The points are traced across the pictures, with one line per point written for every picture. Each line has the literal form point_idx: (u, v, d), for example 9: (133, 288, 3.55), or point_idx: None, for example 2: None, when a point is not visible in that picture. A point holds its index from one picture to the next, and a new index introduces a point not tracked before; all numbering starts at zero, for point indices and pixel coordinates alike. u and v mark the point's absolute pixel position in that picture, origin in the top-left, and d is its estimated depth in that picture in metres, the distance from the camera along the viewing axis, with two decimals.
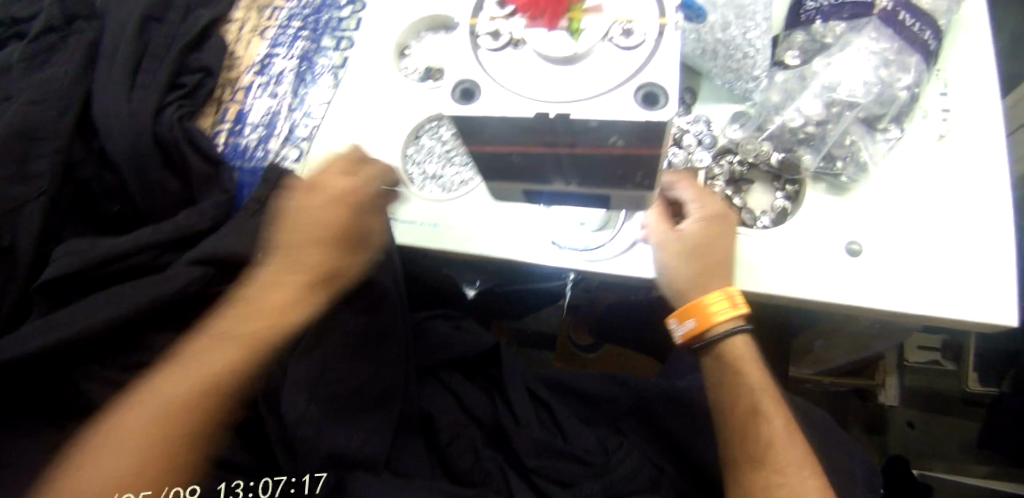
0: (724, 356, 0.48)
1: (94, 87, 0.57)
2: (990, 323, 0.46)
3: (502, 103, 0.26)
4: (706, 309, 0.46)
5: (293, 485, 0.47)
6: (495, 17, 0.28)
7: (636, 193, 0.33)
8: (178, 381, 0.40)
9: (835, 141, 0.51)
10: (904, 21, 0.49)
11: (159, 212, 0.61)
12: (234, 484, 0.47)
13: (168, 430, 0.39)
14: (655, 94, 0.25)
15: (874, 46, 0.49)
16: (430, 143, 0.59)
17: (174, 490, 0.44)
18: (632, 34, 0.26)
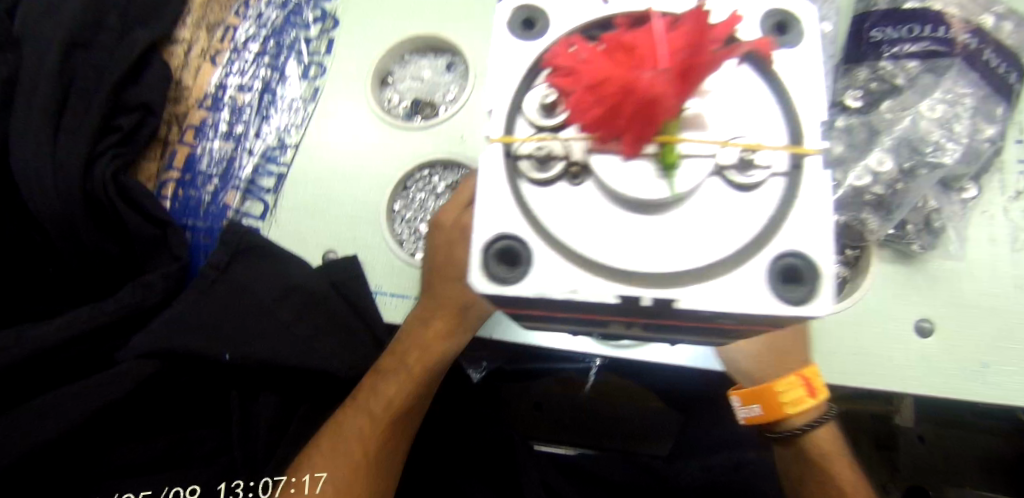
0: (802, 451, 0.42)
1: (11, 140, 0.45)
2: None
3: (567, 280, 0.17)
4: (775, 398, 0.37)
5: (292, 484, 0.41)
6: (540, 134, 0.19)
7: (721, 338, 0.25)
8: (347, 430, 0.42)
9: (911, 205, 0.42)
10: (990, 62, 0.43)
11: (94, 285, 0.49)
12: (234, 484, 0.43)
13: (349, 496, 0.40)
14: (795, 270, 0.17)
15: (954, 94, 0.43)
16: (419, 195, 0.49)
17: (177, 489, 0.42)
18: (752, 168, 0.18)
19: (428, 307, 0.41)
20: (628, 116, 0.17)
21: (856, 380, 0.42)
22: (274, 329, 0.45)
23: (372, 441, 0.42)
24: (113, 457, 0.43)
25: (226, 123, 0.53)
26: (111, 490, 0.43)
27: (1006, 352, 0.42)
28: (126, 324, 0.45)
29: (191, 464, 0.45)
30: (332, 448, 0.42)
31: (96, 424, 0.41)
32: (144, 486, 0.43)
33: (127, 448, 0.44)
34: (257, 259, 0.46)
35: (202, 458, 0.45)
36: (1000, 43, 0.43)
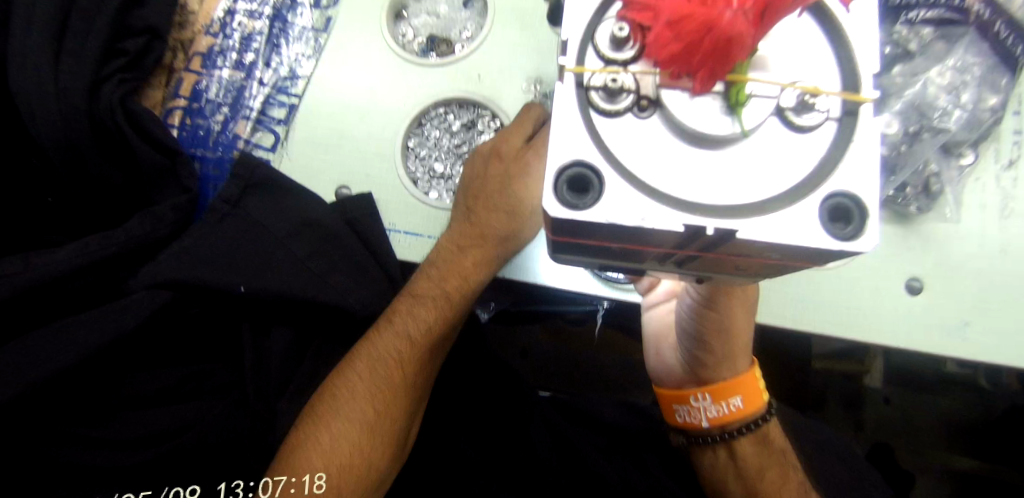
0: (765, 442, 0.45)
1: (12, 59, 0.43)
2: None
3: (636, 209, 0.18)
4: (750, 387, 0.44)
5: (292, 484, 0.39)
6: (610, 65, 0.20)
7: (750, 279, 0.26)
8: (377, 357, 0.43)
9: (914, 168, 0.45)
10: (999, 33, 0.45)
11: (102, 216, 0.48)
12: (234, 484, 0.43)
13: (379, 404, 0.43)
14: (846, 211, 0.18)
15: (966, 62, 0.45)
16: (434, 134, 0.49)
17: (177, 489, 0.42)
18: (810, 110, 0.19)
19: (470, 233, 0.43)
20: (705, 52, 0.18)
21: (846, 331, 0.45)
22: (285, 264, 0.45)
23: (406, 366, 0.43)
24: (128, 386, 0.44)
25: (236, 51, 0.51)
26: (131, 417, 0.44)
27: (976, 308, 0.46)
28: (131, 256, 0.44)
29: (206, 394, 0.45)
30: (367, 360, 0.43)
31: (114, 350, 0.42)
32: (161, 415, 0.44)
33: (145, 375, 0.44)
34: (269, 194, 0.46)
35: (215, 388, 0.46)
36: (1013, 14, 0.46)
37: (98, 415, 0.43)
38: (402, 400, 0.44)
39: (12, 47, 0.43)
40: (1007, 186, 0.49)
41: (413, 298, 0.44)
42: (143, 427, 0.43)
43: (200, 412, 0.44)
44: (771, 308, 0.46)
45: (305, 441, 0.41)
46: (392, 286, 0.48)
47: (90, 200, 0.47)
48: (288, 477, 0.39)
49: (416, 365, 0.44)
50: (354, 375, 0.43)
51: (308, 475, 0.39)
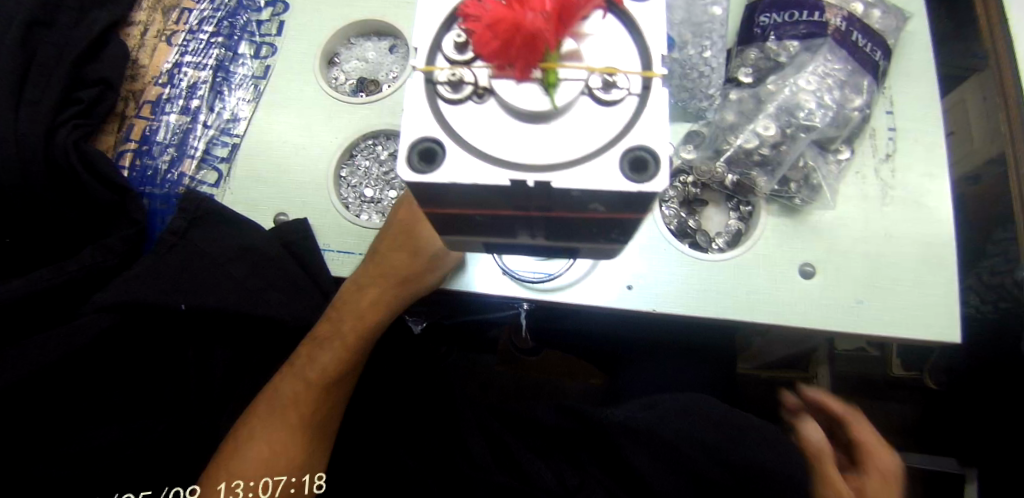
0: None
1: None
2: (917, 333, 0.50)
3: (471, 171, 0.22)
4: None
5: (292, 485, 0.43)
6: (453, 63, 0.24)
7: (609, 249, 0.30)
8: (287, 395, 0.45)
9: (791, 163, 0.50)
10: (856, 42, 0.51)
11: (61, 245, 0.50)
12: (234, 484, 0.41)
13: (301, 429, 0.44)
14: (643, 161, 0.22)
15: (827, 69, 0.50)
16: (364, 163, 0.53)
17: (177, 489, 0.42)
18: (613, 87, 0.23)
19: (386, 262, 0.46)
20: (518, 46, 0.23)
21: (756, 313, 0.49)
22: (224, 284, 0.46)
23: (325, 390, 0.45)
24: (77, 404, 0.43)
25: (183, 99, 0.56)
26: (72, 440, 0.42)
27: (869, 286, 0.51)
28: (80, 285, 0.45)
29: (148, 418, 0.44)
30: (283, 390, 0.45)
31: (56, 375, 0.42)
32: (104, 434, 0.42)
33: (81, 403, 0.43)
34: (212, 223, 0.48)
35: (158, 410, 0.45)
36: (864, 25, 0.52)
37: (44, 441, 0.41)
38: (322, 430, 0.46)
39: None
40: (885, 176, 0.55)
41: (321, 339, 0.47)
42: (89, 445, 0.41)
43: (145, 429, 0.43)
44: (679, 298, 0.49)
45: (229, 468, 0.42)
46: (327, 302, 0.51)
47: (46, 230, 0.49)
48: (288, 478, 0.43)
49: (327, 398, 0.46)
50: (271, 405, 0.45)
51: (308, 475, 0.44)
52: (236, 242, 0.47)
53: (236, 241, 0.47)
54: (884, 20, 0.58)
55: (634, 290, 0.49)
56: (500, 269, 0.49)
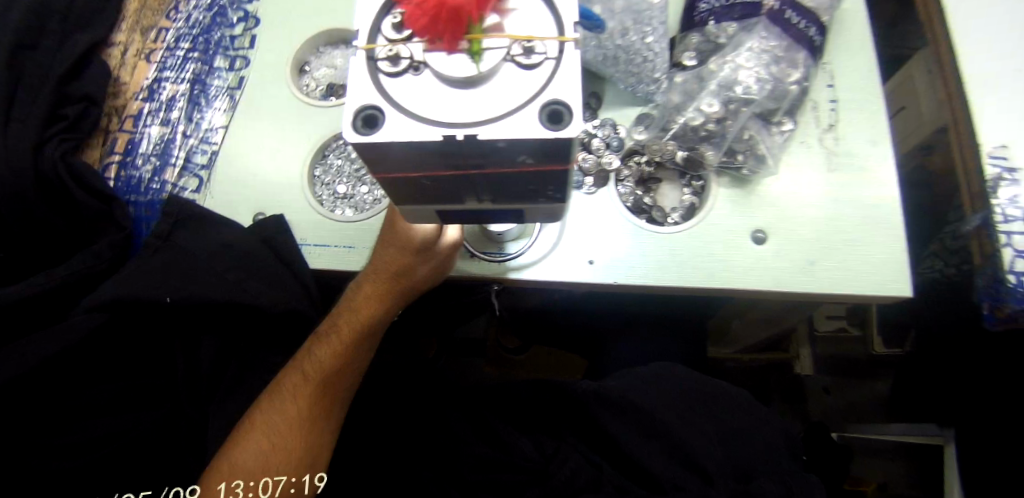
0: None
1: None
2: (878, 290, 0.51)
3: (408, 132, 0.25)
4: None
5: (292, 485, 0.44)
6: (391, 40, 0.27)
7: (550, 207, 0.33)
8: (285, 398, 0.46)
9: (735, 136, 0.54)
10: (789, 19, 0.54)
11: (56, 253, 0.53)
12: (234, 485, 0.42)
13: (302, 423, 0.45)
14: (559, 112, 0.25)
15: (766, 43, 0.54)
16: (337, 162, 0.56)
17: (177, 490, 0.44)
18: (533, 52, 0.26)
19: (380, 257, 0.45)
20: (444, 21, 0.26)
21: (714, 282, 0.52)
22: (206, 278, 0.48)
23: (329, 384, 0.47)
24: (71, 399, 0.45)
25: (163, 111, 0.59)
26: (69, 433, 0.44)
27: (822, 249, 0.53)
28: (69, 290, 0.47)
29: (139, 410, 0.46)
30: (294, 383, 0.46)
31: (47, 373, 0.43)
32: (99, 426, 0.44)
33: (73, 399, 0.45)
34: (194, 225, 0.50)
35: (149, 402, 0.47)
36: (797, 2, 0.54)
37: (39, 435, 0.43)
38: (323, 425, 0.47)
39: None
40: (829, 144, 0.58)
41: (315, 344, 0.48)
42: (85, 438, 0.43)
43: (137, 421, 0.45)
44: (639, 269, 0.52)
45: (228, 469, 0.43)
46: (307, 295, 0.51)
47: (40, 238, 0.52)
48: (288, 478, 0.44)
49: (326, 403, 0.47)
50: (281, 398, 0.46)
51: (308, 475, 0.45)
52: (219, 239, 0.49)
53: (219, 237, 0.49)
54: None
55: (596, 264, 0.52)
56: (467, 253, 0.53)
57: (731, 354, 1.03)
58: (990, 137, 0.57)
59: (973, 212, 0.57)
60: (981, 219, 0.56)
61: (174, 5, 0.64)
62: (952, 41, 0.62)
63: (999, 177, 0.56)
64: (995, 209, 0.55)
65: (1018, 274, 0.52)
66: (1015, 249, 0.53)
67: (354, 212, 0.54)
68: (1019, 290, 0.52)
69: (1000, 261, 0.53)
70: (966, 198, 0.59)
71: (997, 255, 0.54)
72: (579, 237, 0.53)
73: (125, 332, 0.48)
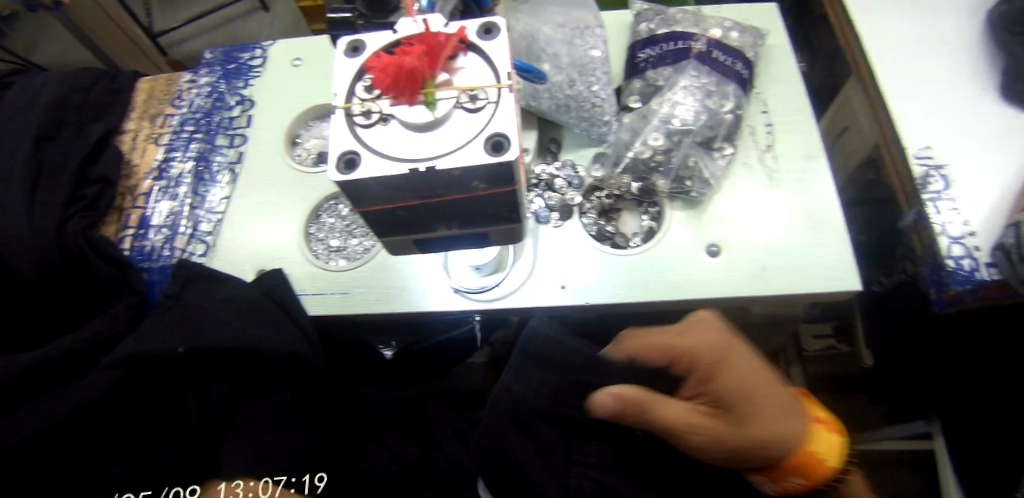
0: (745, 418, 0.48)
1: None
2: (830, 285, 0.56)
3: (386, 169, 0.31)
4: None
5: (292, 485, 0.47)
6: (363, 100, 0.34)
7: (511, 227, 0.39)
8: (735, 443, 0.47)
9: (681, 164, 0.61)
10: (716, 58, 0.62)
11: (81, 318, 0.59)
12: (234, 485, 0.45)
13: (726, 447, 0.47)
14: (501, 142, 0.31)
15: (697, 80, 0.62)
16: (330, 220, 0.62)
17: (177, 489, 0.48)
18: (477, 99, 0.33)
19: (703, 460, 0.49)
20: (403, 82, 0.32)
21: (678, 293, 0.56)
22: (215, 327, 0.50)
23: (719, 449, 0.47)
24: (92, 450, 0.47)
25: (171, 186, 0.65)
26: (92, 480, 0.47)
27: (771, 256, 0.58)
28: (92, 351, 0.52)
29: (158, 455, 0.49)
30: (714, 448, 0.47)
31: (79, 422, 0.47)
32: (120, 473, 0.47)
33: (101, 445, 0.48)
34: (202, 284, 0.55)
35: (167, 447, 0.50)
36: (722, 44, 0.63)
37: (63, 482, 0.46)
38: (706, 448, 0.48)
39: None
40: (768, 162, 0.64)
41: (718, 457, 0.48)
42: (104, 483, 0.46)
43: (158, 463, 0.48)
44: (611, 289, 0.57)
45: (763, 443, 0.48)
46: (308, 339, 0.53)
47: (64, 306, 0.57)
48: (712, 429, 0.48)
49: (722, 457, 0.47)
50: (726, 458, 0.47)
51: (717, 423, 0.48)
52: (232, 294, 0.53)
53: (232, 292, 0.53)
54: (741, 38, 0.68)
55: (568, 288, 0.57)
56: (451, 289, 0.56)
57: None
58: (913, 140, 0.64)
59: (908, 208, 0.63)
60: (916, 215, 0.62)
61: (178, 94, 0.73)
62: (870, 63, 0.70)
63: (927, 173, 0.62)
64: (926, 204, 0.60)
65: (955, 259, 0.57)
66: (949, 237, 0.58)
67: (348, 261, 0.59)
68: (958, 272, 0.57)
69: (938, 249, 0.58)
70: (901, 195, 0.65)
71: (934, 242, 0.59)
72: (551, 266, 0.58)
73: (140, 388, 0.50)
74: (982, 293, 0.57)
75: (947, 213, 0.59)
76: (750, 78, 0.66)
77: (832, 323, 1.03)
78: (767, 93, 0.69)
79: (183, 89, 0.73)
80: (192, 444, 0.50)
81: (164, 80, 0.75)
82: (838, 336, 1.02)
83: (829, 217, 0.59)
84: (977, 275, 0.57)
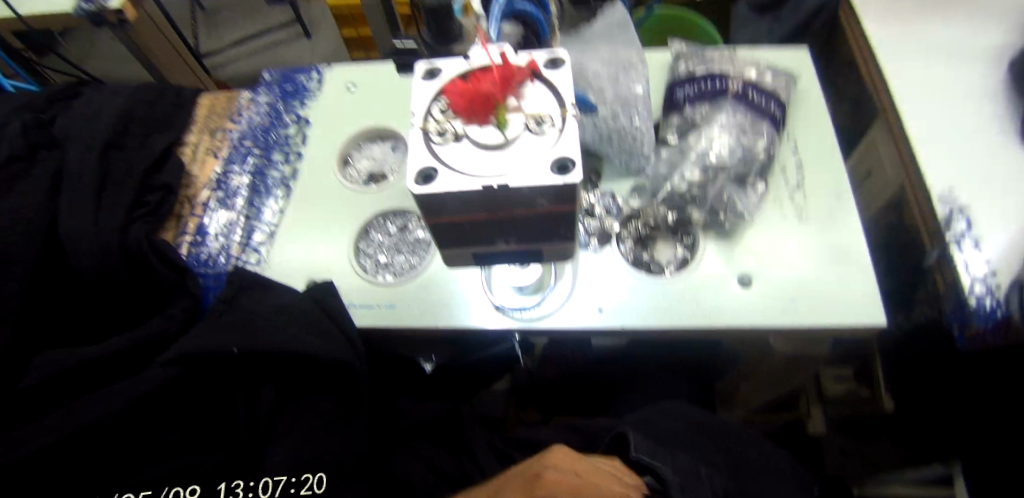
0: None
1: (62, 211, 0.60)
2: (863, 321, 0.56)
3: (468, 184, 0.34)
4: None
5: (292, 485, 0.48)
6: (438, 120, 0.37)
7: (565, 244, 0.41)
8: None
9: (715, 197, 0.63)
10: (752, 98, 0.65)
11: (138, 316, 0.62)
12: (234, 484, 0.50)
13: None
14: (566, 165, 0.33)
15: (734, 117, 0.64)
16: (378, 237, 0.65)
17: (177, 489, 0.49)
18: (543, 124, 0.36)
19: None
20: (478, 106, 0.36)
21: (714, 319, 0.57)
22: (268, 331, 0.53)
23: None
24: (144, 442, 0.50)
25: (226, 197, 0.69)
26: (144, 471, 0.50)
27: (801, 289, 0.59)
28: (149, 348, 0.55)
29: (205, 451, 0.51)
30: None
31: (135, 414, 0.49)
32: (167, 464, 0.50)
33: (157, 438, 0.50)
34: (258, 291, 0.57)
35: (214, 444, 0.52)
36: (758, 85, 0.66)
37: (118, 470, 0.49)
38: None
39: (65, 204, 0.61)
40: (799, 200, 0.65)
41: None
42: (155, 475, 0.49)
43: (205, 459, 0.50)
44: (649, 312, 0.58)
45: None
46: (354, 345, 0.55)
47: (124, 304, 0.61)
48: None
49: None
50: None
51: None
52: (289, 302, 0.55)
53: (286, 300, 0.55)
54: (775, 80, 0.71)
55: (605, 311, 0.58)
56: (494, 307, 0.58)
57: (747, 415, 1.01)
58: (938, 182, 0.65)
59: (933, 246, 0.64)
60: (939, 253, 0.63)
61: (237, 111, 0.78)
62: (897, 108, 0.72)
63: (950, 215, 0.63)
64: (950, 243, 0.61)
65: (977, 297, 0.58)
66: (972, 275, 0.59)
67: (394, 276, 0.61)
68: (980, 310, 0.58)
69: (960, 286, 0.59)
70: (925, 235, 0.66)
71: (956, 280, 0.60)
72: (587, 290, 0.60)
73: (195, 388, 0.53)
74: (1004, 331, 0.59)
75: (970, 252, 0.60)
76: (784, 118, 0.69)
77: (853, 365, 1.00)
78: (799, 133, 0.71)
79: (242, 106, 0.78)
80: (237, 444, 0.52)
81: (225, 98, 0.80)
82: (858, 380, 0.99)
83: (858, 255, 0.60)
84: (997, 314, 0.58)
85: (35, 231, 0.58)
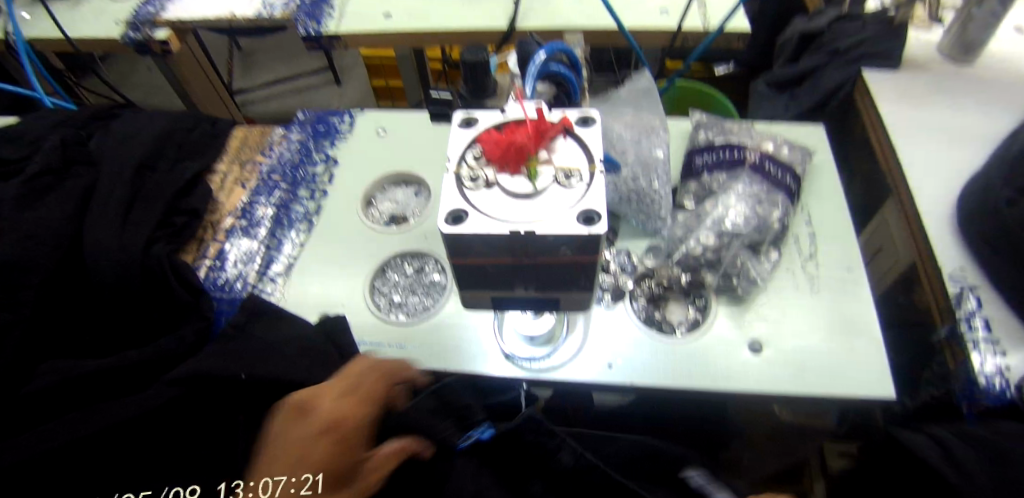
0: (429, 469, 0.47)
1: (89, 224, 0.61)
2: (875, 395, 0.55)
3: (499, 229, 0.34)
4: None
5: (292, 486, 0.45)
6: (471, 166, 0.38)
7: (583, 295, 0.42)
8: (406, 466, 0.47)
9: (729, 262, 0.64)
10: (768, 170, 0.67)
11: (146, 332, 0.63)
12: (233, 483, 0.48)
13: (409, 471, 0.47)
14: (592, 217, 0.34)
15: (750, 188, 0.66)
16: (394, 276, 0.65)
17: (176, 490, 0.47)
18: (571, 179, 0.37)
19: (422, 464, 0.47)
20: (511, 156, 0.37)
21: (722, 382, 0.56)
22: (277, 360, 0.52)
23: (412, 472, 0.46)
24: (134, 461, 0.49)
25: (249, 226, 0.71)
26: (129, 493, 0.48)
27: (812, 359, 0.58)
28: (153, 366, 0.55)
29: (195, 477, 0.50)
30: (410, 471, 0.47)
31: (135, 429, 0.48)
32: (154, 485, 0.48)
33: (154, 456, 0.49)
34: (267, 320, 0.57)
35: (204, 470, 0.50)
36: (774, 159, 0.69)
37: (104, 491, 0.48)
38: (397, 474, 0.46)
39: (92, 218, 0.62)
40: (812, 270, 0.66)
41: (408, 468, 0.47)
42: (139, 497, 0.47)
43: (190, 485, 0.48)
44: (659, 370, 0.57)
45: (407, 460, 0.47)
46: None
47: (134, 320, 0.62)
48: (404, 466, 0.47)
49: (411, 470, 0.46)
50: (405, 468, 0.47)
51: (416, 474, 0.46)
52: (302, 334, 0.55)
53: (298, 332, 0.55)
54: (791, 154, 0.73)
55: (614, 367, 0.58)
56: (503, 354, 0.58)
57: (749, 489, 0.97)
58: (949, 261, 0.66)
59: (942, 323, 0.64)
60: (949, 331, 0.63)
61: (270, 145, 0.81)
62: (910, 187, 0.74)
63: (961, 293, 0.63)
64: (959, 320, 0.61)
65: (987, 376, 0.58)
66: (981, 354, 0.59)
67: (408, 316, 0.61)
68: (989, 390, 0.57)
69: (970, 364, 0.59)
70: (936, 312, 0.66)
71: (967, 359, 0.59)
72: (598, 344, 0.60)
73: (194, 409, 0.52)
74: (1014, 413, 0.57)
75: (982, 333, 0.60)
76: (798, 191, 0.70)
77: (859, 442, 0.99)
78: (813, 206, 0.72)
79: (275, 141, 0.81)
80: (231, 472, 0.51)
81: (258, 132, 0.83)
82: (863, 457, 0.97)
83: (868, 327, 0.60)
84: (1008, 395, 0.57)
85: (60, 242, 0.60)
